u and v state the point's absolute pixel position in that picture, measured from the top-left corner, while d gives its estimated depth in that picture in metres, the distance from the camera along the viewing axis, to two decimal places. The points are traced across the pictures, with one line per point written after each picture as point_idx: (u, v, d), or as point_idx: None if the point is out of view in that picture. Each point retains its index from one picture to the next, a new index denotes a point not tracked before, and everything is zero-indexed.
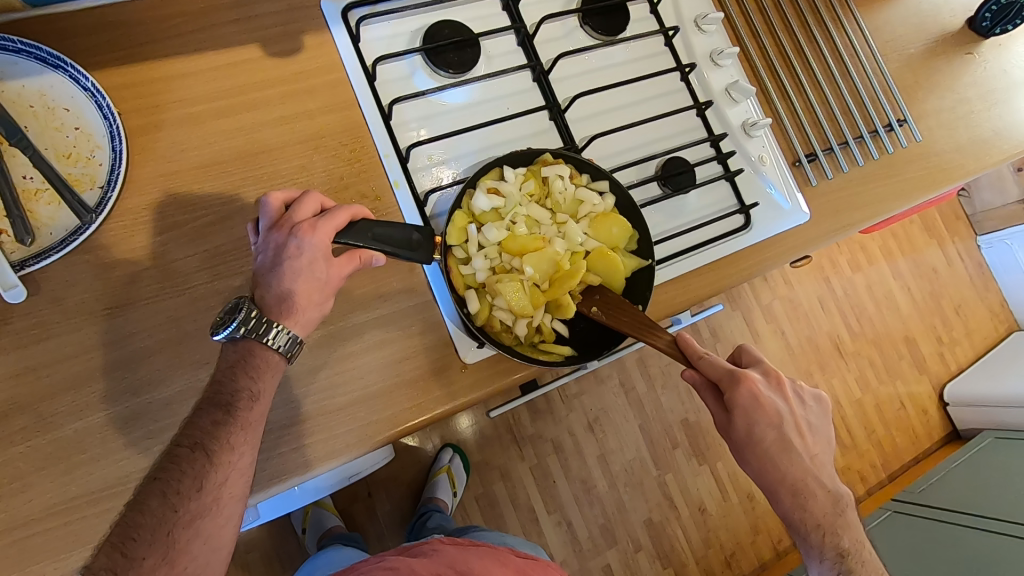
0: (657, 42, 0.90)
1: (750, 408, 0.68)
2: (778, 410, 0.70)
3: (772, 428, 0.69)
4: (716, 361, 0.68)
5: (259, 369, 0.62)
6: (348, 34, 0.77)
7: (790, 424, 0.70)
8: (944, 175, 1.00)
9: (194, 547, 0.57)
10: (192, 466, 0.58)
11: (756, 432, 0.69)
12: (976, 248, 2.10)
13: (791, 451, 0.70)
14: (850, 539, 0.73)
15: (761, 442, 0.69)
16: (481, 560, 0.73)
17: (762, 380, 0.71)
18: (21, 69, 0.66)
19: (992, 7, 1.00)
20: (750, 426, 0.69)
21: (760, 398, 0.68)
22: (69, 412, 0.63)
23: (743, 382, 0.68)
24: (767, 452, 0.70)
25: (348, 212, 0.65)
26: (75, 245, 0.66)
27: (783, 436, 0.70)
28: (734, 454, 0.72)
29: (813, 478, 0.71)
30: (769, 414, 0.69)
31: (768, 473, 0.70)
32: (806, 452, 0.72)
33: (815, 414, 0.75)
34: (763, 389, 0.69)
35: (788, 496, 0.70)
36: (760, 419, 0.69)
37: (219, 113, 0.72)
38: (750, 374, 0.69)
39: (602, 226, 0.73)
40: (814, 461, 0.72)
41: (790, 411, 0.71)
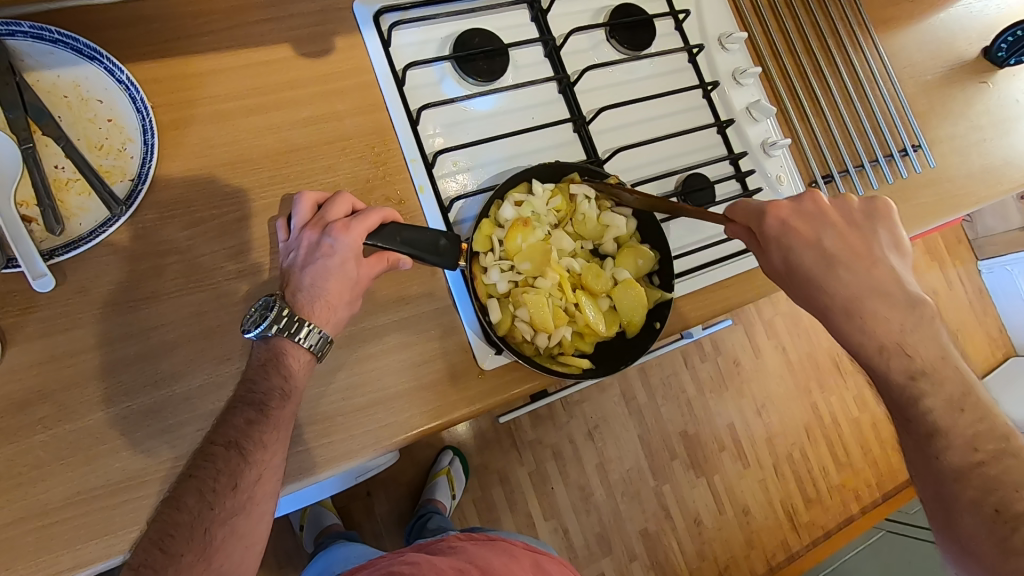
0: (681, 59, 0.92)
1: (782, 235, 0.65)
2: (816, 232, 0.65)
3: (811, 248, 0.64)
4: (749, 203, 0.68)
5: (291, 368, 0.63)
6: (379, 38, 0.77)
7: (835, 242, 0.64)
8: (956, 202, 1.01)
9: (230, 544, 0.58)
10: (227, 464, 0.59)
11: (793, 257, 0.64)
12: (977, 273, 2.12)
13: (837, 265, 0.63)
14: (925, 358, 0.61)
15: (801, 268, 0.64)
16: (498, 556, 0.74)
17: (797, 207, 0.66)
18: (57, 58, 0.66)
19: (1007, 39, 1.01)
20: (787, 255, 0.65)
21: (790, 224, 0.65)
22: (90, 403, 0.64)
23: (769, 211, 0.65)
24: (811, 279, 0.64)
25: (380, 213, 0.66)
26: (105, 236, 0.66)
27: (825, 254, 0.64)
28: (786, 292, 0.67)
29: (874, 297, 0.63)
30: (804, 236, 0.64)
31: (815, 298, 0.64)
32: (857, 266, 0.63)
33: (881, 229, 0.66)
34: (795, 215, 0.65)
35: (842, 318, 0.63)
36: (795, 244, 0.64)
37: (249, 111, 0.73)
38: (778, 203, 0.66)
39: (627, 258, 0.75)
40: (875, 273, 0.63)
41: (836, 229, 0.65)
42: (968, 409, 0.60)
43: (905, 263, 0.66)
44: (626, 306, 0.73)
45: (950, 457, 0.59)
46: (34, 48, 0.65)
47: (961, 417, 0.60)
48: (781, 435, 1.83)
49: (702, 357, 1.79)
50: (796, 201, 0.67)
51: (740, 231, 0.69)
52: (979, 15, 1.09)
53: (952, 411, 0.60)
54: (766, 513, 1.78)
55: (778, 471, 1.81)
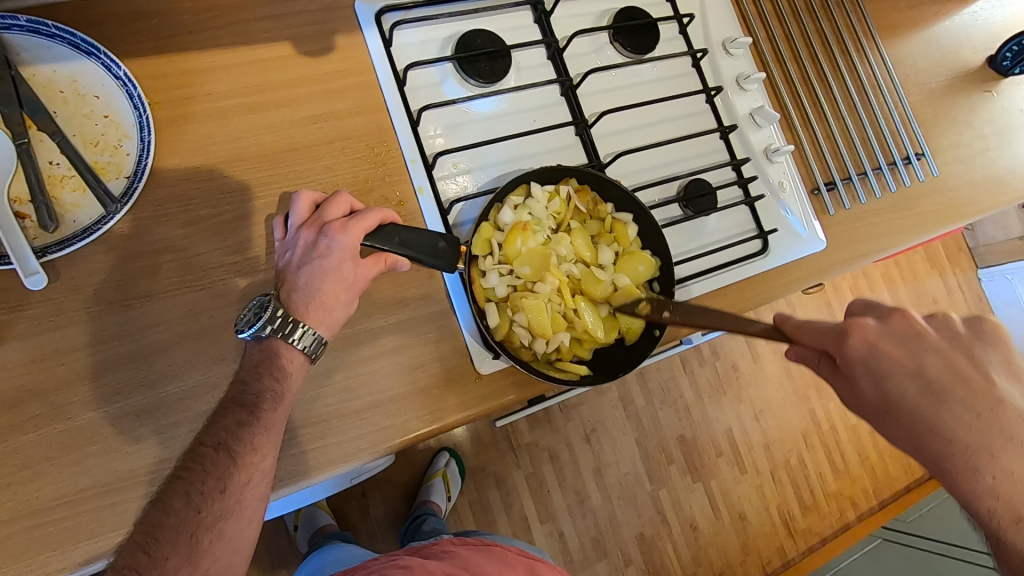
0: (684, 63, 0.91)
1: (871, 360, 0.55)
2: (913, 358, 0.54)
3: (910, 378, 0.54)
4: (817, 322, 0.58)
5: (284, 369, 0.62)
6: (381, 37, 0.77)
7: (939, 372, 0.54)
8: (959, 211, 1.01)
9: (216, 548, 0.57)
10: (216, 467, 0.58)
11: (889, 387, 0.54)
12: (976, 281, 2.11)
13: (946, 402, 0.52)
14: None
15: (901, 401, 0.54)
16: (492, 561, 0.73)
17: (883, 325, 0.56)
18: (54, 53, 0.65)
19: (1012, 48, 1.01)
20: (879, 386, 0.54)
21: (881, 346, 0.55)
22: (82, 402, 0.63)
23: (853, 331, 0.55)
24: (913, 415, 0.53)
25: (378, 215, 0.66)
26: (98, 234, 0.65)
27: (929, 386, 0.53)
28: (881, 428, 0.56)
29: (1002, 446, 0.51)
30: (900, 361, 0.54)
31: (922, 439, 0.53)
32: (977, 401, 0.52)
33: (997, 352, 0.55)
34: (881, 334, 0.55)
35: (961, 472, 0.52)
36: (889, 370, 0.54)
37: (248, 109, 0.72)
38: (861, 320, 0.56)
39: (628, 265, 0.74)
40: (1001, 414, 0.52)
41: (938, 354, 0.55)
42: None
43: None
44: (624, 312, 0.72)
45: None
46: (32, 42, 0.64)
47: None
48: (779, 441, 1.83)
49: (700, 362, 1.78)
50: (884, 319, 0.57)
51: (810, 354, 0.60)
52: (984, 23, 1.08)
53: None
54: (763, 519, 1.77)
55: (775, 478, 1.81)
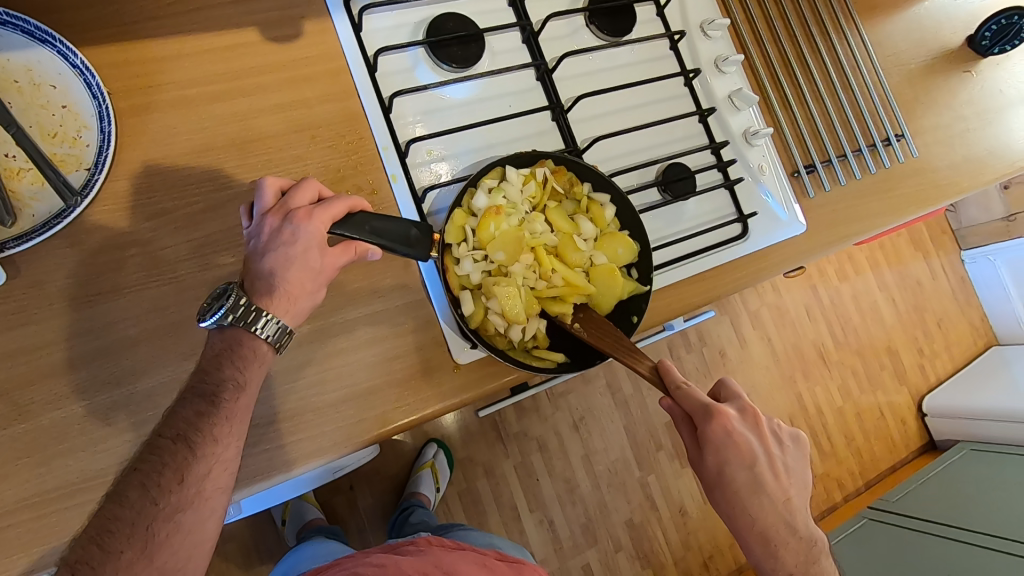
0: (662, 46, 0.90)
1: (723, 446, 0.64)
2: (753, 451, 0.65)
3: (744, 468, 0.65)
4: (694, 392, 0.64)
5: (246, 359, 0.61)
6: (350, 22, 0.75)
7: (764, 466, 0.66)
8: (938, 192, 1.01)
9: (174, 541, 0.55)
10: (174, 458, 0.57)
11: (727, 471, 0.64)
12: (960, 263, 2.13)
13: (761, 492, 0.65)
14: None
15: (731, 483, 0.65)
16: (467, 565, 0.72)
17: (737, 417, 0.66)
18: (6, 41, 0.63)
19: (992, 26, 1.00)
20: (721, 465, 0.64)
21: (733, 435, 0.64)
22: (47, 401, 0.61)
23: (718, 418, 0.64)
24: (737, 495, 0.65)
25: (346, 203, 0.64)
26: (59, 228, 0.63)
27: (755, 477, 0.65)
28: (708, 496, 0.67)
29: (784, 524, 0.66)
30: (742, 452, 0.65)
31: (736, 516, 0.65)
32: (779, 494, 0.66)
33: (796, 458, 0.70)
34: (737, 426, 0.65)
35: (757, 543, 0.66)
36: (732, 457, 0.64)
37: (213, 97, 0.70)
38: (725, 410, 0.64)
39: (607, 247, 0.73)
40: (789, 503, 0.67)
41: (766, 450, 0.67)
42: None
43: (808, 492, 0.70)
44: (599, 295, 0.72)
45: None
46: None
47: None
48: None
49: (688, 348, 1.79)
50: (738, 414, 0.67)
51: (676, 414, 0.67)
52: (964, 3, 1.08)
53: None
54: None
55: None
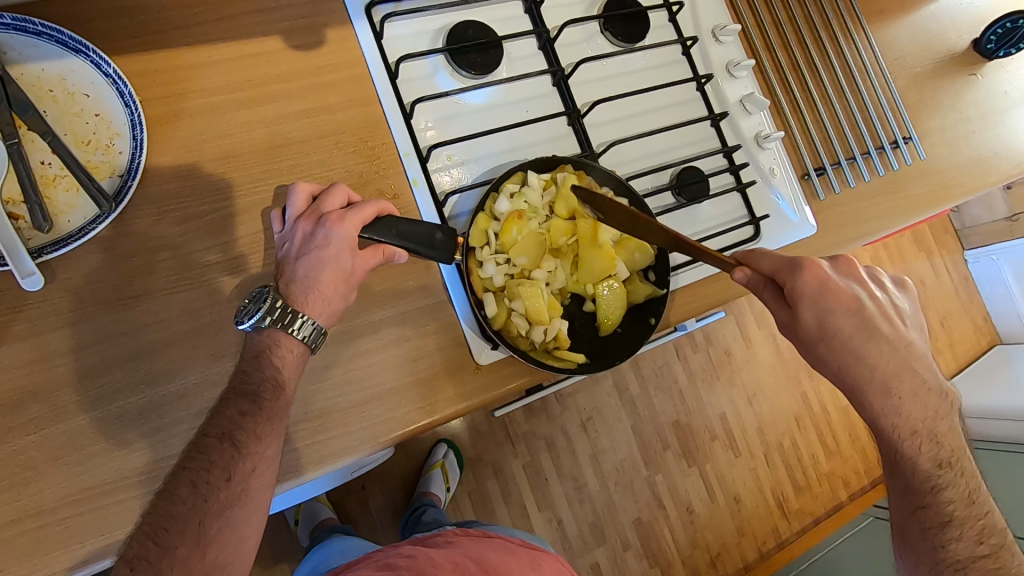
0: (675, 51, 0.91)
1: (820, 296, 0.64)
2: (854, 298, 0.65)
3: (849, 316, 0.64)
4: (776, 254, 0.65)
5: (283, 359, 0.63)
6: (371, 29, 0.76)
7: (871, 311, 0.66)
8: (945, 194, 1.02)
9: (225, 536, 0.58)
10: (221, 456, 0.58)
11: (831, 322, 0.64)
12: (963, 263, 2.15)
13: (871, 339, 0.65)
14: (952, 447, 0.69)
15: (838, 334, 0.64)
16: (496, 552, 0.74)
17: (828, 267, 0.66)
18: (41, 51, 0.64)
19: (998, 30, 1.02)
20: (822, 318, 0.64)
21: (828, 284, 0.64)
22: (82, 403, 0.63)
23: (808, 268, 0.64)
24: (844, 346, 0.65)
25: (376, 207, 0.66)
26: (93, 234, 0.65)
27: (862, 324, 0.65)
28: (814, 357, 0.67)
29: (900, 371, 0.66)
30: (843, 301, 0.64)
31: (851, 367, 0.65)
32: (892, 340, 0.66)
33: (903, 303, 0.70)
34: (832, 275, 0.65)
35: (875, 394, 0.66)
36: (832, 306, 0.64)
37: (239, 104, 0.72)
38: (816, 260, 0.64)
39: (624, 251, 0.75)
40: (905, 349, 0.66)
41: (867, 297, 0.67)
42: (977, 500, 0.70)
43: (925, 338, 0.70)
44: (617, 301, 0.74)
45: (956, 546, 0.68)
46: (18, 40, 0.63)
47: (971, 510, 0.69)
48: (772, 423, 1.86)
49: (694, 348, 1.81)
50: (832, 264, 0.68)
51: (759, 281, 0.67)
52: (969, 7, 1.09)
53: (967, 502, 0.69)
54: (757, 501, 1.80)
55: (768, 460, 1.83)
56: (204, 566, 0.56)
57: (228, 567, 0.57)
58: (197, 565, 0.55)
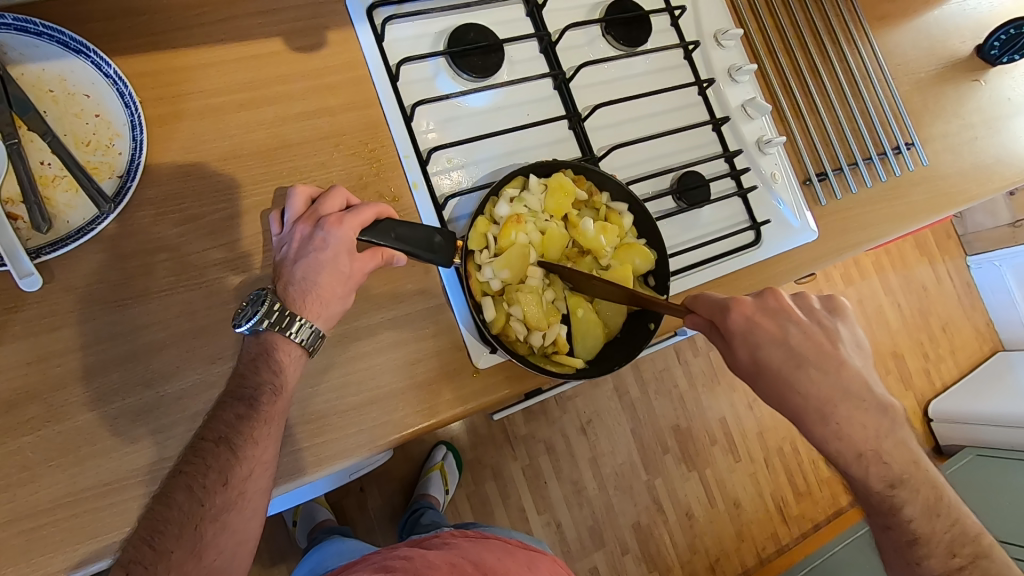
0: (676, 55, 0.91)
1: (748, 332, 0.64)
2: (782, 329, 0.64)
3: (777, 346, 0.64)
4: (708, 296, 0.67)
5: (281, 362, 0.63)
6: (373, 31, 0.76)
7: (801, 340, 0.64)
8: (947, 200, 1.02)
9: (221, 540, 0.58)
10: (217, 460, 0.58)
11: (761, 355, 0.64)
12: (966, 268, 2.14)
13: (804, 369, 0.63)
14: (901, 465, 0.65)
15: (770, 367, 0.64)
16: (494, 553, 0.74)
17: (756, 300, 0.66)
18: (42, 52, 0.64)
19: (1001, 37, 1.02)
20: (754, 352, 0.64)
21: (755, 320, 0.64)
22: (80, 403, 0.63)
23: (732, 306, 0.64)
24: (780, 379, 0.64)
25: (374, 210, 0.66)
26: (92, 234, 0.65)
27: (792, 354, 0.64)
28: (755, 390, 0.66)
29: (840, 397, 0.64)
30: (769, 332, 0.64)
31: (786, 398, 0.64)
32: (827, 366, 0.64)
33: (837, 326, 0.67)
34: (757, 309, 0.65)
35: (817, 422, 0.64)
36: (762, 341, 0.64)
37: (240, 106, 0.72)
38: (740, 297, 0.65)
39: (625, 257, 0.75)
40: (841, 374, 0.64)
41: (798, 326, 0.65)
42: (942, 512, 0.67)
43: (868, 360, 0.67)
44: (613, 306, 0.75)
45: (929, 563, 0.66)
46: (19, 41, 0.63)
47: (936, 524, 0.66)
48: (772, 428, 1.85)
49: (694, 352, 1.80)
50: (757, 296, 0.67)
51: (702, 323, 0.68)
52: (973, 12, 1.09)
53: (930, 517, 0.66)
54: (757, 506, 1.80)
55: (768, 465, 1.83)
56: (200, 570, 0.56)
57: (223, 570, 0.58)
58: (193, 569, 0.56)
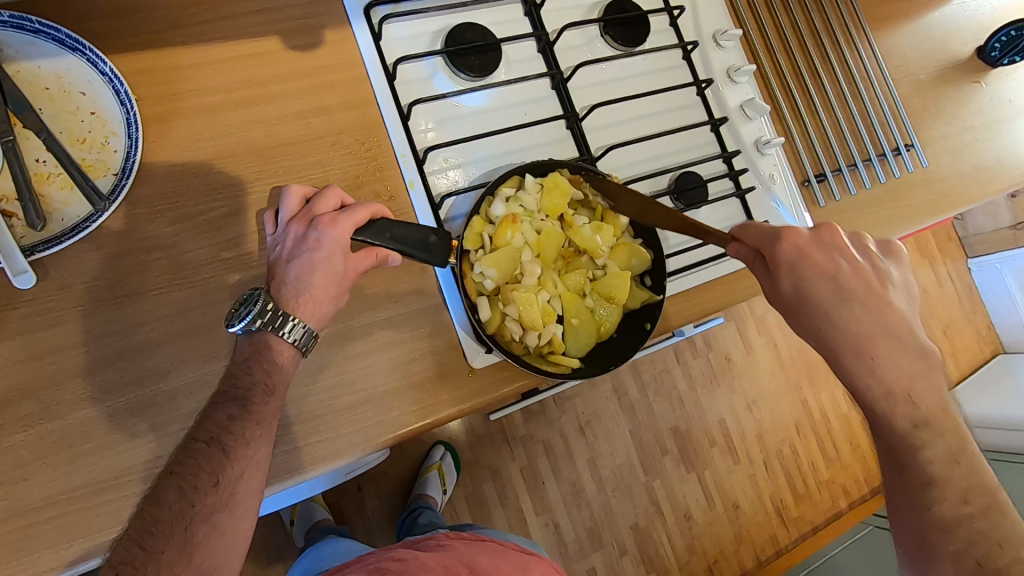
0: (675, 56, 0.91)
1: (796, 262, 0.62)
2: (832, 264, 0.63)
3: (824, 278, 0.62)
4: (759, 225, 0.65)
5: (274, 363, 0.63)
6: (370, 31, 0.76)
7: (849, 275, 0.62)
8: (947, 202, 1.01)
9: (211, 541, 0.57)
10: (209, 461, 0.58)
11: (805, 287, 0.62)
12: (967, 271, 2.14)
13: (850, 302, 0.61)
14: (931, 406, 0.61)
15: (814, 299, 0.62)
16: (488, 556, 0.74)
17: (810, 234, 0.64)
18: (39, 49, 0.64)
19: (1001, 39, 1.01)
20: (799, 282, 0.62)
21: (806, 252, 0.62)
22: (73, 401, 0.63)
23: (785, 236, 0.63)
24: (821, 311, 0.61)
25: (369, 210, 0.66)
26: (87, 232, 0.65)
27: (839, 287, 0.62)
28: (790, 325, 0.64)
29: (881, 335, 0.61)
30: (818, 265, 0.62)
31: (824, 332, 0.62)
32: (874, 303, 0.62)
33: (889, 266, 0.65)
34: (810, 242, 0.63)
35: (852, 357, 0.61)
36: (809, 271, 0.62)
37: (236, 105, 0.71)
38: (795, 228, 0.63)
39: (621, 257, 0.75)
40: (886, 310, 0.62)
41: (850, 261, 0.63)
42: (963, 461, 0.61)
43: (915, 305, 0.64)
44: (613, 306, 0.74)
45: (941, 508, 0.60)
46: (15, 38, 0.63)
47: (955, 469, 0.61)
48: (771, 430, 1.85)
49: (693, 353, 1.80)
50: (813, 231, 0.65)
51: (745, 253, 0.66)
52: (973, 14, 1.09)
53: (948, 462, 0.61)
54: (756, 508, 1.79)
55: (767, 467, 1.82)
56: (190, 572, 0.55)
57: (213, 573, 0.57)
58: (183, 571, 0.55)
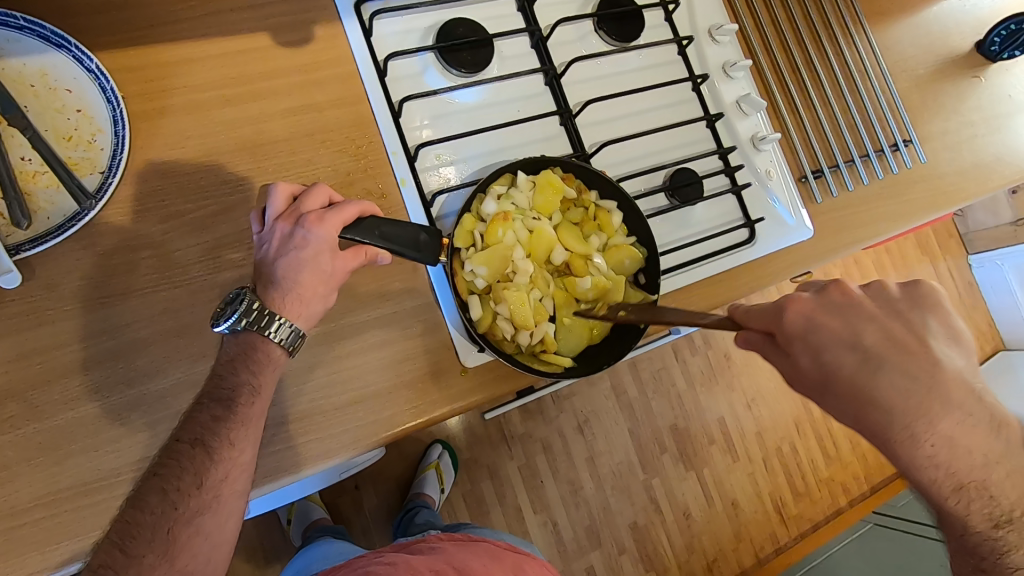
0: (670, 51, 0.90)
1: (810, 333, 0.55)
2: (852, 330, 0.55)
3: (847, 350, 0.54)
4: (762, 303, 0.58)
5: (260, 363, 0.62)
6: (360, 27, 0.75)
7: (879, 342, 0.54)
8: (947, 198, 1.01)
9: (195, 543, 0.57)
10: (192, 462, 0.57)
11: (826, 359, 0.54)
12: (967, 267, 2.12)
13: (883, 374, 0.53)
14: (1013, 500, 0.54)
15: (841, 375, 0.54)
16: (480, 559, 0.73)
17: (817, 296, 0.57)
18: (23, 46, 0.64)
19: (1001, 32, 1.00)
20: (819, 357, 0.54)
21: (817, 320, 0.55)
22: (61, 401, 0.62)
23: (789, 306, 0.56)
24: (853, 389, 0.54)
25: (357, 208, 0.65)
26: (73, 231, 0.64)
27: (867, 357, 0.54)
28: (820, 404, 0.56)
29: (935, 412, 0.53)
30: (836, 334, 0.54)
31: (864, 416, 0.53)
32: (917, 373, 0.53)
33: (924, 316, 0.56)
34: (819, 306, 0.56)
35: (902, 445, 0.54)
36: (828, 343, 0.54)
37: (226, 101, 0.71)
38: (797, 295, 0.56)
39: (615, 258, 0.74)
40: (933, 380, 0.53)
41: (877, 325, 0.55)
42: None
43: (970, 357, 0.55)
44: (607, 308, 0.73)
45: None
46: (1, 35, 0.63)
47: None
48: (771, 429, 1.84)
49: (692, 351, 1.79)
50: (819, 291, 0.57)
51: (754, 336, 0.60)
52: (974, 8, 1.07)
53: None
54: (755, 505, 1.79)
55: (767, 465, 1.82)
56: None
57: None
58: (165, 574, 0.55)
